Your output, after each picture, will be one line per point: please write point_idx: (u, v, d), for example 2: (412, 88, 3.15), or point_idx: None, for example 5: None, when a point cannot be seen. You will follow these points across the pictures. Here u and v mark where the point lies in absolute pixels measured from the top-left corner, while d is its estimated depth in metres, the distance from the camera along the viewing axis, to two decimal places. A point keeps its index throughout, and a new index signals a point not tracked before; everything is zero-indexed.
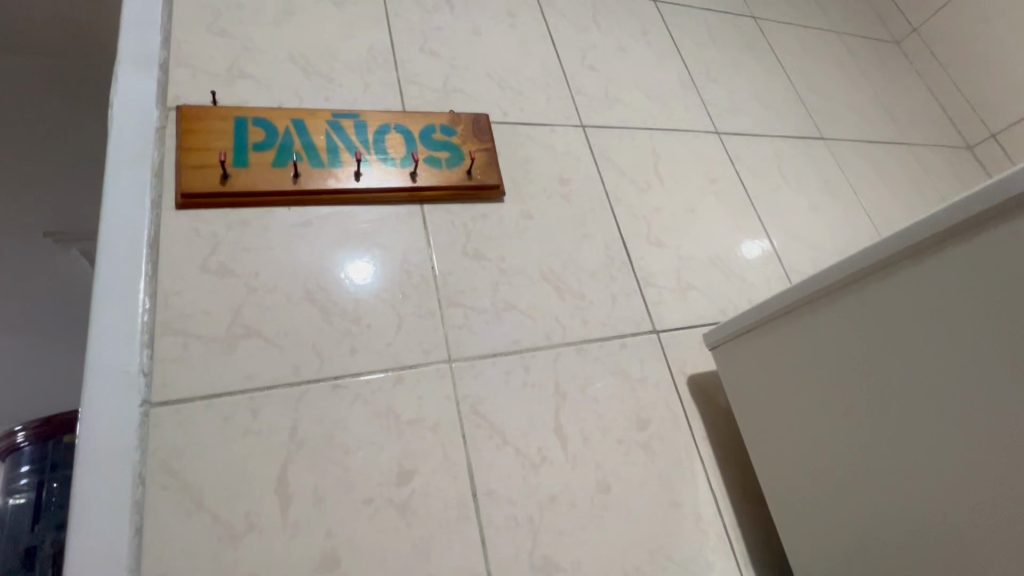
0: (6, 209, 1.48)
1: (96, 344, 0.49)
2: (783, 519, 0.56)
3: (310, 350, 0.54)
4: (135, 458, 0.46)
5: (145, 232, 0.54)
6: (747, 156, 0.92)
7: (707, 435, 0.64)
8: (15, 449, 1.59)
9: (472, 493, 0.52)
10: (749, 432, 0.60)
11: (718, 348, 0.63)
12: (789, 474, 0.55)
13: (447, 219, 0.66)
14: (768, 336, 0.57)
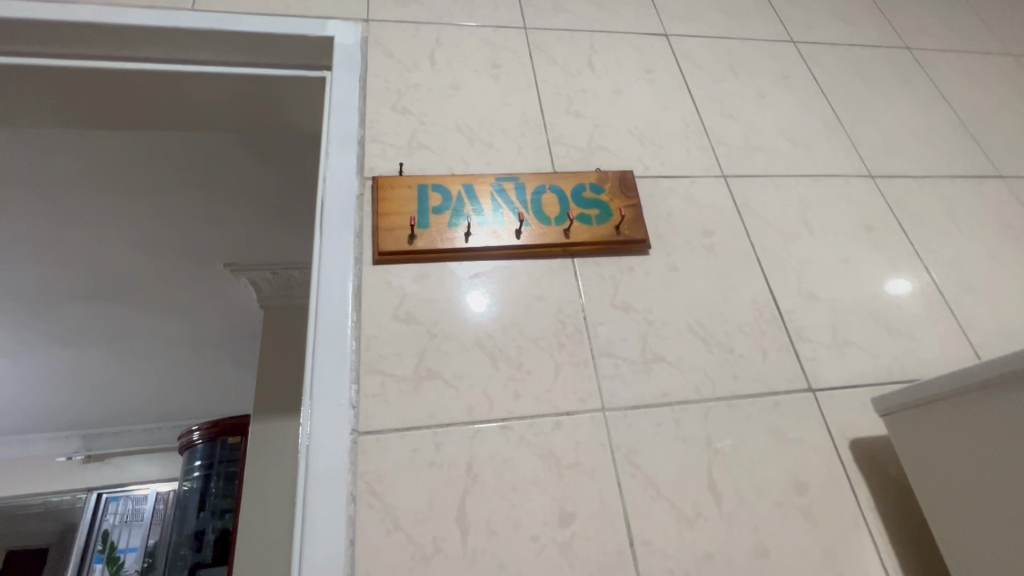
0: (205, 244, 1.81)
1: (318, 379, 0.59)
2: None
3: (481, 392, 0.60)
4: (348, 478, 0.55)
5: (350, 285, 0.65)
6: (906, 200, 0.86)
7: (876, 506, 0.60)
8: (191, 446, 1.88)
9: (630, 541, 0.54)
10: (932, 518, 0.55)
11: (887, 420, 0.60)
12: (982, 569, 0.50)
13: (596, 271, 0.70)
14: (939, 414, 0.54)
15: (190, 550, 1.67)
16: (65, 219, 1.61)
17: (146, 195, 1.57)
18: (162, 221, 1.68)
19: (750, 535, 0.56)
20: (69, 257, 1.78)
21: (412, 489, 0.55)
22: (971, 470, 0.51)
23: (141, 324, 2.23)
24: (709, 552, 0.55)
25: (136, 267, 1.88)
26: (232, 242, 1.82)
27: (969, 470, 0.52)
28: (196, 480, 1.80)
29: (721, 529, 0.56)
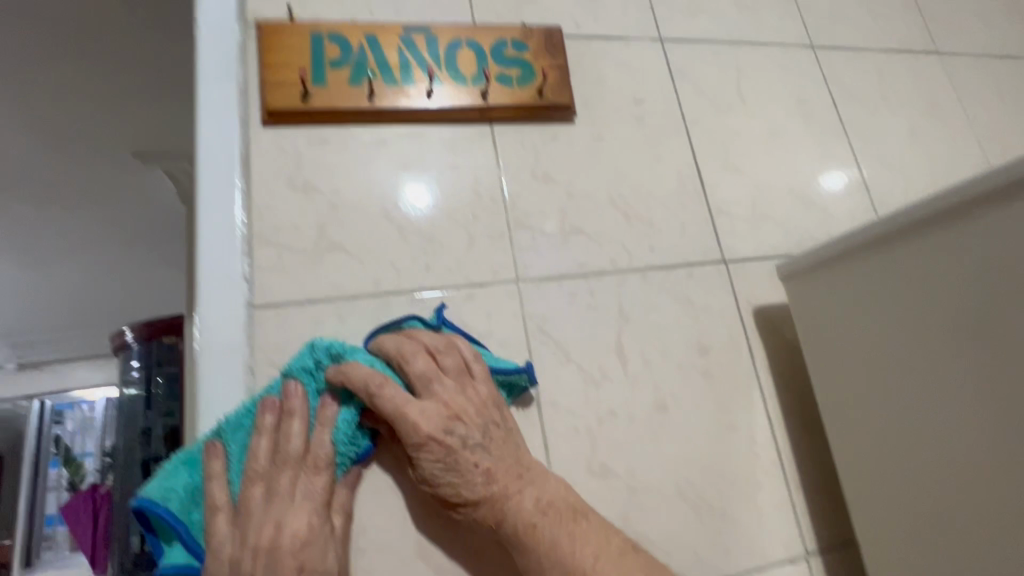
0: (103, 126, 1.59)
1: (204, 251, 0.54)
2: (848, 458, 0.56)
3: (388, 265, 0.57)
4: (245, 351, 0.52)
5: (236, 148, 0.58)
6: (843, 74, 0.83)
7: (768, 367, 0.64)
8: (125, 347, 1.81)
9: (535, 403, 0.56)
10: (818, 375, 0.59)
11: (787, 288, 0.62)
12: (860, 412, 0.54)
13: (516, 141, 0.65)
14: (836, 274, 0.56)
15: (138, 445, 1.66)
16: None
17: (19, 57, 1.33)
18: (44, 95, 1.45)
19: (650, 394, 0.59)
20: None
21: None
22: (863, 322, 0.54)
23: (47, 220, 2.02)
24: (609, 411, 0.58)
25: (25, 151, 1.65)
26: (136, 125, 1.61)
27: (860, 323, 0.54)
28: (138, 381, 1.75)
29: (622, 390, 0.59)
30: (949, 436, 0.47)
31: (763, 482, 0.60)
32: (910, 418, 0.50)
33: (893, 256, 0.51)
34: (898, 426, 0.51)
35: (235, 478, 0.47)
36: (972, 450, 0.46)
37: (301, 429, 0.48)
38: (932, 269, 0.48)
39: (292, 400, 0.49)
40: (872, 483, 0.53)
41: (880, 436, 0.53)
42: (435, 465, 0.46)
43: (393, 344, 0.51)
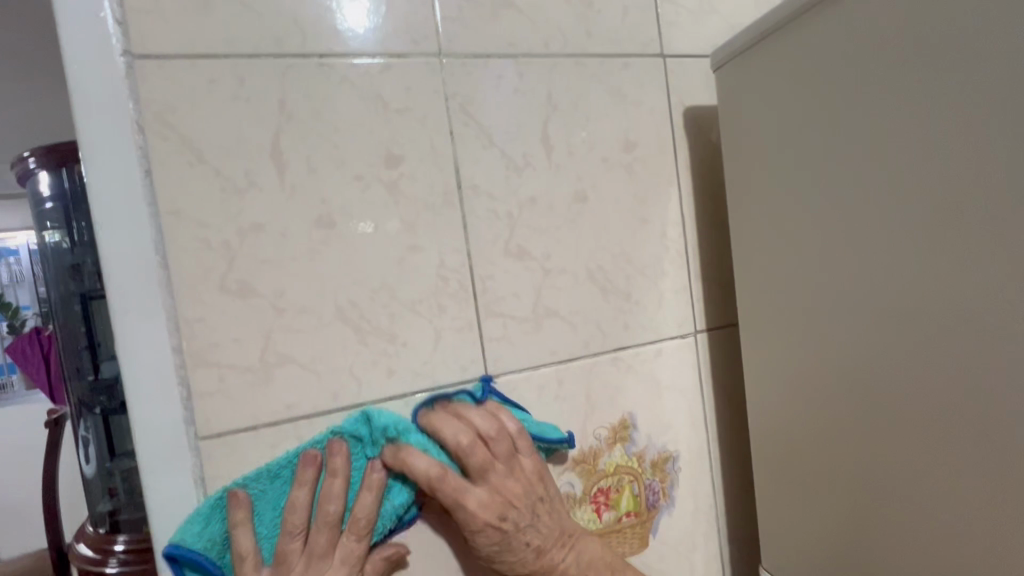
0: None
1: (90, 151, 0.45)
2: (762, 365, 0.60)
3: (313, 172, 0.50)
4: (160, 269, 0.47)
5: (108, 14, 0.46)
6: None
7: (703, 281, 0.65)
8: None
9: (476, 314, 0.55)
10: (751, 290, 0.60)
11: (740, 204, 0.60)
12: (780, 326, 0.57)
13: (459, 12, 0.55)
14: (787, 190, 0.54)
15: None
16: None
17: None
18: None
19: (589, 305, 0.60)
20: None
21: (236, 270, 0.48)
22: (800, 241, 0.54)
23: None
24: (549, 321, 0.58)
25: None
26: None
27: (798, 242, 0.54)
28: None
29: (562, 300, 0.59)
30: (831, 336, 0.52)
31: (686, 384, 0.64)
32: (801, 314, 0.55)
33: (817, 161, 0.51)
34: (791, 320, 0.56)
35: (270, 533, 0.47)
36: (846, 348, 0.51)
37: (341, 490, 0.47)
38: (849, 177, 0.48)
39: (308, 469, 0.47)
40: (762, 366, 0.60)
41: (774, 327, 0.58)
42: (490, 547, 0.48)
43: (429, 417, 0.50)
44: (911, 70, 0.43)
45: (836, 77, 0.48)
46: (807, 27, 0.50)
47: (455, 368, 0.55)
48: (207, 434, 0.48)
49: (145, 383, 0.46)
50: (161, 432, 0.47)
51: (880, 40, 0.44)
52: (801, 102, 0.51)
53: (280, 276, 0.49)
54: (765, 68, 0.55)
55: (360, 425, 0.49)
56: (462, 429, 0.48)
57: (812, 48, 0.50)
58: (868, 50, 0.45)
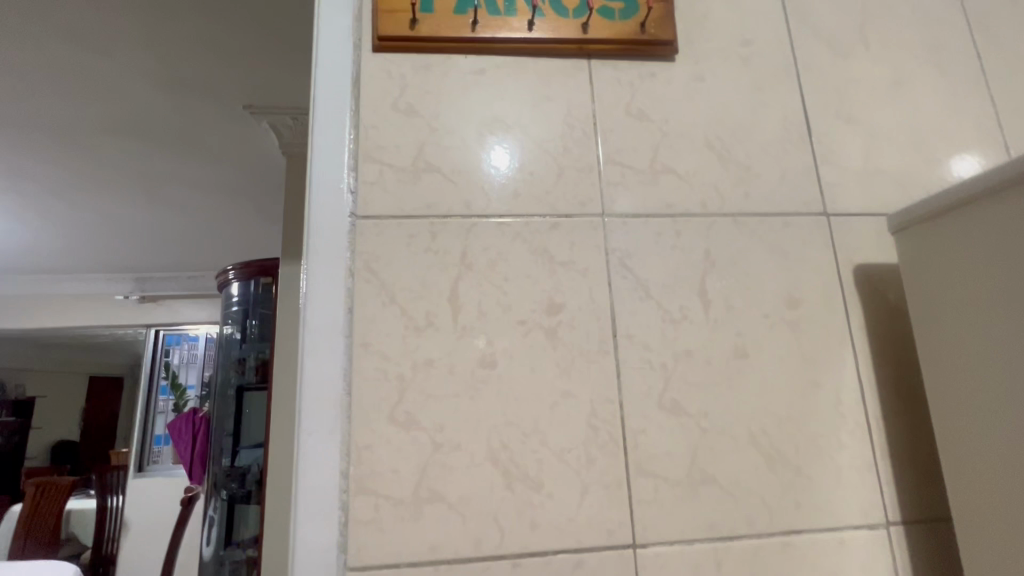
0: (223, 83, 1.73)
1: (311, 289, 0.54)
2: (970, 550, 0.49)
3: (481, 315, 0.55)
4: (343, 395, 0.52)
5: (345, 183, 0.57)
6: (1018, 110, 0.70)
7: (892, 460, 0.56)
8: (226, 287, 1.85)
9: (626, 470, 0.52)
10: (951, 455, 0.51)
11: (931, 355, 0.53)
12: (992, 508, 0.47)
13: (622, 176, 0.61)
14: (995, 349, 0.48)
15: (235, 373, 1.73)
16: (76, 40, 1.51)
17: (154, 13, 1.43)
18: (182, 48, 1.57)
19: (752, 474, 0.54)
20: (104, 93, 1.75)
21: (406, 402, 0.52)
22: (1016, 410, 0.46)
23: (168, 166, 2.20)
24: (705, 488, 0.53)
25: (161, 102, 1.81)
26: (247, 72, 1.68)
27: (1013, 410, 0.46)
28: (236, 318, 1.77)
29: (721, 465, 0.54)
30: None
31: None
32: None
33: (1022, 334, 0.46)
34: (1013, 522, 0.46)
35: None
36: None
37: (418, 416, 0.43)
38: None
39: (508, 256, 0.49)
40: (985, 567, 0.48)
41: (989, 528, 0.48)
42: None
43: None
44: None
45: None
46: (988, 200, 0.48)
47: (601, 530, 0.51)
48: (354, 565, 0.48)
49: (312, 504, 0.49)
50: (315, 557, 0.48)
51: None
52: (993, 273, 0.48)
53: (442, 412, 0.52)
54: (943, 235, 0.52)
55: None
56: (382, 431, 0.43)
57: (997, 221, 0.47)
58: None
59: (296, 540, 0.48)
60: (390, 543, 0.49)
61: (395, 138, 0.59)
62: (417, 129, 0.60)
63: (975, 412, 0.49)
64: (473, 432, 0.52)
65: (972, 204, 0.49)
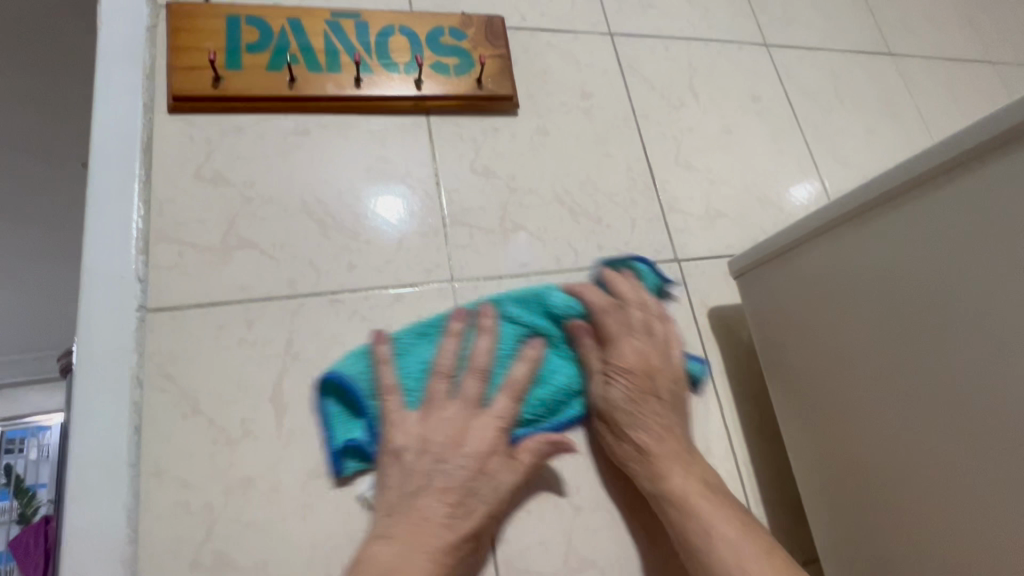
0: None
1: (80, 409, 0.42)
2: None
3: (313, 413, 0.47)
4: (126, 543, 0.40)
5: (131, 270, 0.47)
6: (828, 150, 0.77)
7: (766, 506, 0.55)
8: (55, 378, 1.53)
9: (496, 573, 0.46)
10: (806, 496, 0.52)
11: (775, 398, 0.54)
12: (848, 549, 0.48)
13: (470, 237, 0.57)
14: (824, 391, 0.49)
15: None
16: None
17: None
18: None
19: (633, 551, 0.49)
20: None
21: (215, 540, 0.42)
22: (851, 449, 0.47)
23: None
24: None
25: None
26: None
27: (849, 450, 0.47)
28: None
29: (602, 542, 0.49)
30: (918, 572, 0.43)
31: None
32: (892, 559, 0.45)
33: (863, 375, 0.46)
34: (879, 565, 0.46)
35: (414, 386, 0.47)
36: None
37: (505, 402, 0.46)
38: (901, 386, 0.43)
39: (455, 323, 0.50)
40: None
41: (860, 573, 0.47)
42: (626, 397, 0.48)
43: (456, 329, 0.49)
44: (949, 293, 0.40)
45: (859, 281, 0.46)
46: (821, 238, 0.49)
47: None
48: None
49: None
50: None
51: (907, 260, 0.42)
52: (830, 313, 0.48)
53: (264, 543, 0.42)
54: (779, 275, 0.53)
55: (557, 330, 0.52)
56: (527, 364, 0.48)
57: (830, 260, 0.48)
58: (894, 269, 0.43)
59: None
60: None
61: (199, 212, 0.50)
62: (226, 200, 0.51)
63: (818, 454, 0.50)
64: (307, 562, 0.43)
65: (808, 244, 0.50)
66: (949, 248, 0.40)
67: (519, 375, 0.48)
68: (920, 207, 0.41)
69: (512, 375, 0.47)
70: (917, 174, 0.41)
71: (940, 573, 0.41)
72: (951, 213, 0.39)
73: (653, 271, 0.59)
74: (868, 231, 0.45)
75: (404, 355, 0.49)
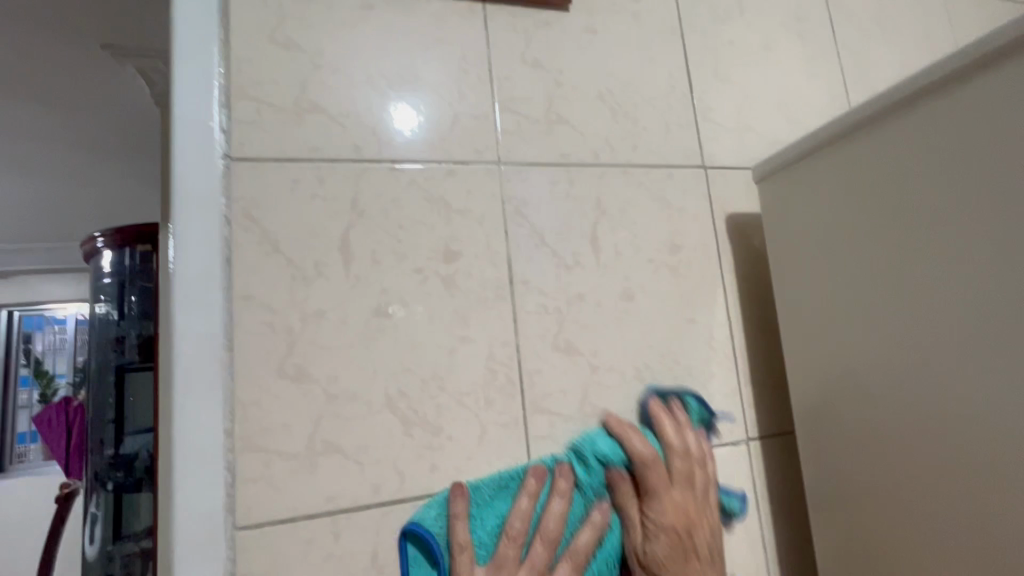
0: None
1: (180, 238, 0.49)
2: (806, 442, 0.59)
3: (375, 264, 0.53)
4: (224, 350, 0.48)
5: (215, 122, 0.52)
6: (861, 76, 0.79)
7: (753, 385, 0.64)
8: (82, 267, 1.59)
9: (523, 409, 0.55)
10: (792, 366, 0.60)
11: (777, 286, 0.61)
12: (823, 406, 0.57)
13: (517, 126, 0.61)
14: (824, 275, 0.56)
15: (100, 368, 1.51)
16: None
17: None
18: None
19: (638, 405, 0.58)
20: None
21: (296, 356, 0.50)
22: (841, 323, 0.55)
23: None
24: (596, 420, 0.57)
25: None
26: None
27: (839, 324, 0.55)
28: None
29: (611, 396, 0.58)
30: (881, 415, 0.52)
31: (742, 495, 0.60)
32: (866, 410, 0.53)
33: (906, 255, 0.49)
34: (863, 418, 0.53)
35: (485, 540, 0.49)
36: (895, 433, 0.51)
37: (559, 509, 0.51)
38: (895, 264, 0.50)
39: (526, 496, 0.51)
40: (817, 450, 0.58)
41: (881, 439, 0.52)
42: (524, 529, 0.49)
43: (460, 501, 0.49)
44: (979, 173, 0.44)
45: (872, 175, 0.51)
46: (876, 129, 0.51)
47: (499, 466, 0.53)
48: (245, 523, 0.46)
49: (193, 465, 0.46)
50: (197, 518, 0.45)
51: (925, 154, 0.47)
52: (855, 202, 0.53)
53: (335, 363, 0.51)
54: (802, 173, 0.59)
55: (491, 484, 0.51)
56: (530, 499, 0.51)
57: (884, 149, 0.50)
58: (941, 153, 0.46)
59: (177, 503, 0.45)
60: (285, 498, 0.48)
61: (274, 74, 0.55)
62: (298, 66, 0.55)
63: (810, 329, 0.58)
64: (369, 382, 0.51)
65: (845, 140, 0.54)
66: (994, 131, 0.43)
67: (520, 520, 0.50)
68: (941, 104, 0.46)
69: (551, 511, 0.51)
70: (945, 74, 0.45)
71: (900, 414, 0.50)
72: (967, 109, 0.44)
73: (702, 405, 0.60)
74: (894, 130, 0.50)
75: (478, 514, 0.50)
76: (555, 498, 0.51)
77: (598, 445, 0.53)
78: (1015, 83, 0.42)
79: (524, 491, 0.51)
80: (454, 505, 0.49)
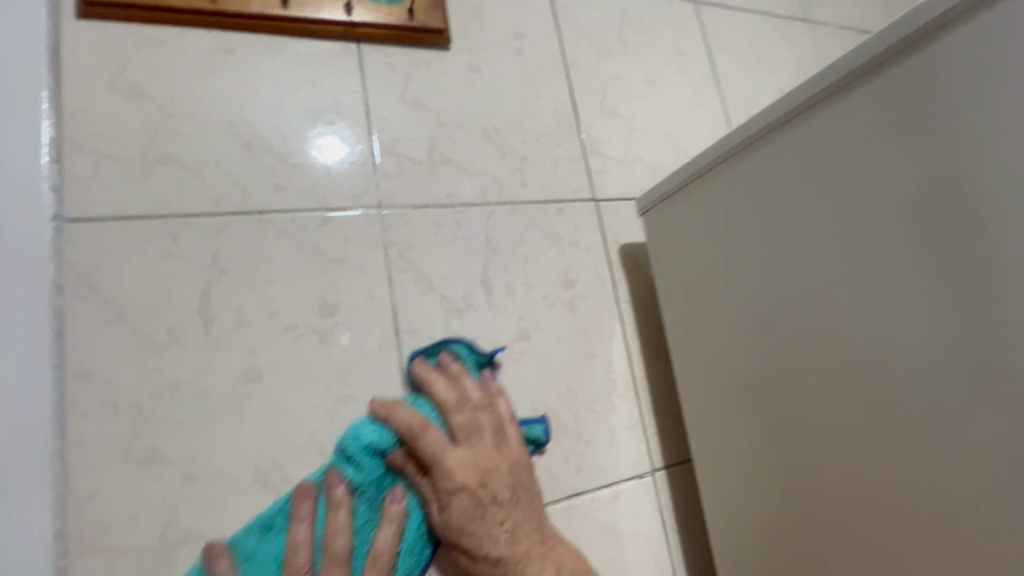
0: None
1: None
2: (706, 470, 0.59)
3: (241, 324, 0.49)
4: (55, 437, 0.43)
5: (44, 180, 0.47)
6: (741, 105, 0.84)
7: (655, 414, 0.64)
8: None
9: None
10: (689, 394, 0.60)
11: (670, 315, 0.62)
12: (718, 434, 0.57)
13: (399, 167, 0.59)
14: (709, 303, 0.57)
15: None
16: None
17: None
18: None
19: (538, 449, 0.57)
20: None
21: (146, 436, 0.45)
22: (727, 351, 0.55)
23: None
24: None
25: None
26: None
27: (725, 351, 0.56)
28: None
29: None
30: (768, 441, 0.52)
31: (649, 529, 0.60)
32: (756, 436, 0.53)
33: (785, 282, 0.49)
34: (754, 444, 0.54)
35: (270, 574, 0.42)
36: (781, 459, 0.51)
37: (391, 537, 0.45)
38: (767, 292, 0.51)
39: (392, 509, 0.45)
40: (716, 477, 0.58)
41: (791, 469, 0.50)
42: (463, 515, 0.45)
43: (306, 501, 0.43)
44: (829, 205, 0.45)
45: (741, 206, 0.53)
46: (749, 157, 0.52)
47: None
48: None
49: None
50: None
51: (784, 187, 0.49)
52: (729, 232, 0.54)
53: (195, 440, 0.46)
54: (682, 205, 0.60)
55: (358, 484, 0.45)
56: (391, 528, 0.45)
57: (759, 176, 0.51)
58: (797, 185, 0.48)
59: None
60: None
61: (118, 124, 0.50)
62: (146, 114, 0.51)
63: (701, 358, 0.58)
64: (236, 456, 0.47)
65: (716, 172, 0.55)
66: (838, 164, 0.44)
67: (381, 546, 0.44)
68: (794, 139, 0.48)
69: (378, 544, 0.44)
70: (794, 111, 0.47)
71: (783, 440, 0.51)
72: (816, 144, 0.46)
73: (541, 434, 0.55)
74: (757, 163, 0.51)
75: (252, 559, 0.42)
76: (386, 526, 0.45)
77: (365, 436, 0.46)
78: (862, 107, 0.43)
79: (385, 518, 0.45)
80: (299, 506, 0.43)
